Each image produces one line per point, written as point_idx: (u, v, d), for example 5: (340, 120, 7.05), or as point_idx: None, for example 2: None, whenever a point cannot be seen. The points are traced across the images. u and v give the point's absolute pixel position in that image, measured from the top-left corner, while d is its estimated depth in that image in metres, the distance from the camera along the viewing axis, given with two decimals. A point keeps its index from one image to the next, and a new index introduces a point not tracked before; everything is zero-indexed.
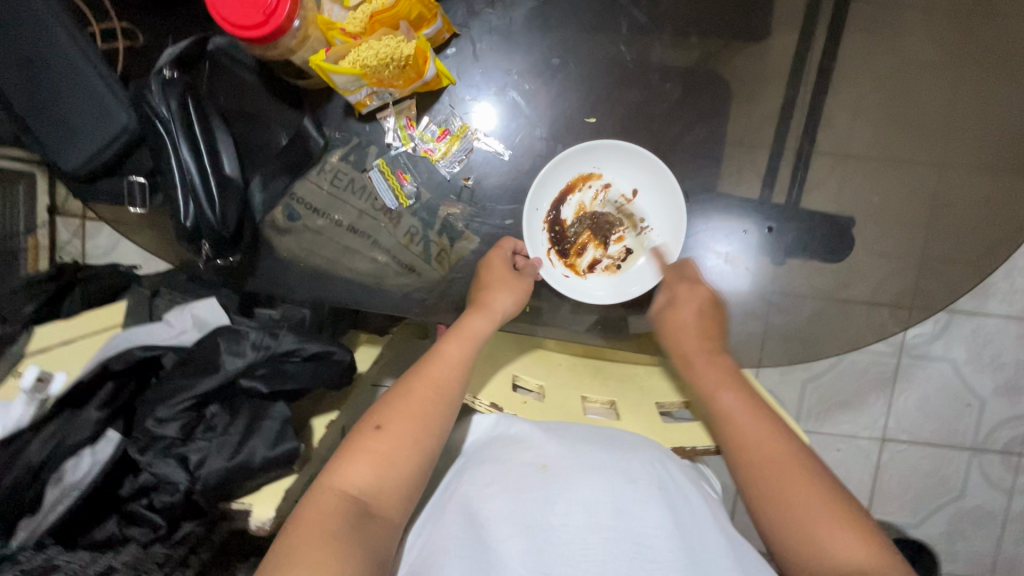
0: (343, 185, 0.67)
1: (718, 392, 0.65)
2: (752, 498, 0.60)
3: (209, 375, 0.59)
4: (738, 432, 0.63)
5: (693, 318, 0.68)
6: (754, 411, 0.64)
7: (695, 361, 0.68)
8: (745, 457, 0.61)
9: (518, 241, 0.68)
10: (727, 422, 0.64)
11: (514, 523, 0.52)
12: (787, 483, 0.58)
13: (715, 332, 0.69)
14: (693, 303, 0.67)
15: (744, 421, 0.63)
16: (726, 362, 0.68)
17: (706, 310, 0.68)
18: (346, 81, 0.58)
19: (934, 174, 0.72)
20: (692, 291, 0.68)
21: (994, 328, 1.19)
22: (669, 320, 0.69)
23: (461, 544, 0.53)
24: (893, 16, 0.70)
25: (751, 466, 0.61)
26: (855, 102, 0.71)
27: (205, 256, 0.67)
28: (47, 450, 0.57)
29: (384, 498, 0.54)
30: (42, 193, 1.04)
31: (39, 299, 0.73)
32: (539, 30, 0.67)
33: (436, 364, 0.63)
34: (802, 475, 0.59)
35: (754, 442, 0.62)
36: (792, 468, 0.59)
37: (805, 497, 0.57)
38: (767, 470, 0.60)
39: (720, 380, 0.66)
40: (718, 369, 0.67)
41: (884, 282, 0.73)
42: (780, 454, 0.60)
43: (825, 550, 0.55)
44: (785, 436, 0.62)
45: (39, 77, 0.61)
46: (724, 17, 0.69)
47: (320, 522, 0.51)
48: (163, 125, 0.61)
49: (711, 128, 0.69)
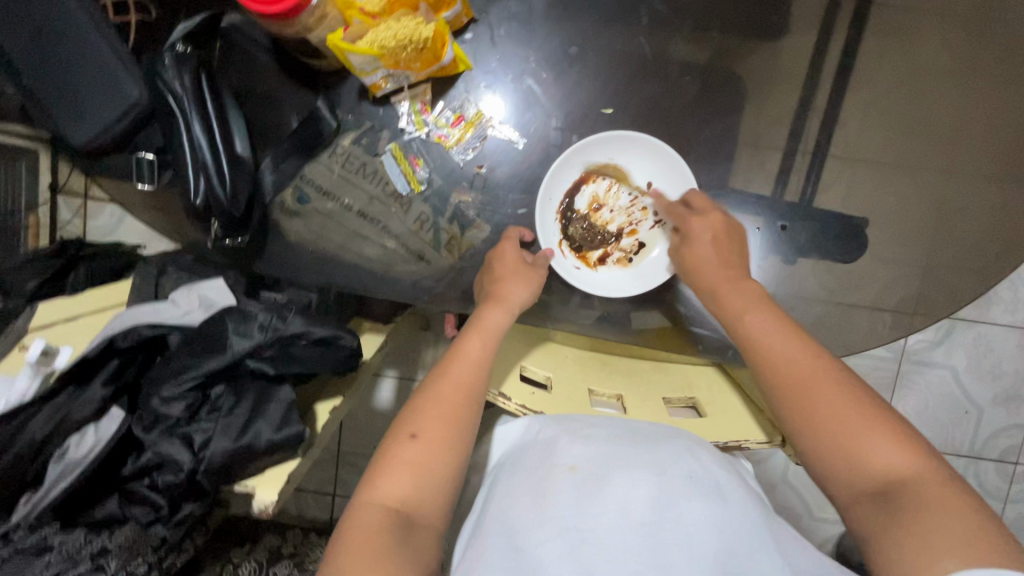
0: (354, 168, 0.67)
1: (747, 311, 0.62)
2: (782, 414, 0.58)
3: (216, 354, 0.58)
4: (767, 353, 0.59)
5: (711, 247, 0.65)
6: (782, 330, 0.60)
7: (722, 289, 0.64)
8: (774, 376, 0.58)
9: (524, 230, 0.67)
10: (755, 345, 0.60)
11: (552, 526, 0.50)
12: (817, 396, 0.55)
13: (736, 252, 0.65)
14: (709, 230, 0.65)
15: (776, 342, 0.59)
16: (754, 287, 0.64)
17: (722, 236, 0.65)
18: (363, 62, 0.58)
19: (948, 178, 0.72)
20: (705, 220, 0.65)
21: (994, 336, 1.20)
22: (686, 257, 0.66)
23: (500, 546, 0.51)
24: (914, 17, 0.69)
25: (780, 384, 0.58)
26: (873, 103, 0.71)
27: (214, 236, 0.66)
28: (50, 425, 0.56)
29: (425, 508, 0.54)
30: (45, 170, 1.02)
31: (42, 277, 0.72)
32: (558, 19, 0.66)
33: (459, 363, 0.61)
34: (830, 388, 0.56)
35: (782, 362, 0.58)
36: (823, 382, 0.56)
37: (838, 411, 0.54)
38: (797, 389, 0.56)
39: (746, 303, 0.62)
40: (746, 292, 0.63)
41: (895, 285, 0.73)
42: (811, 367, 0.57)
43: (860, 459, 0.52)
44: (819, 352, 0.58)
45: (51, 49, 0.60)
46: (744, 12, 0.68)
47: (368, 542, 0.50)
48: (175, 100, 0.59)
49: (728, 123, 0.69)
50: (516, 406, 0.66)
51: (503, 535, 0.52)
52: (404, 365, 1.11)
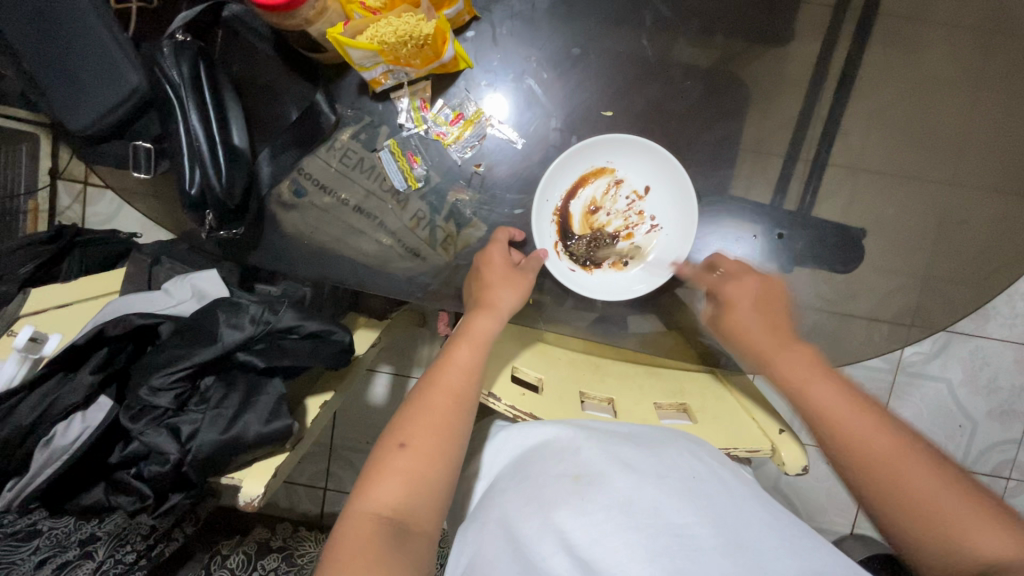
0: (352, 164, 0.67)
1: (809, 384, 0.62)
2: (864, 494, 0.57)
3: (204, 346, 0.58)
4: (840, 425, 0.58)
5: (754, 314, 0.67)
6: (851, 401, 0.60)
7: (774, 357, 0.65)
8: (850, 451, 0.57)
9: (512, 230, 0.67)
10: (824, 418, 0.60)
11: (554, 532, 0.50)
12: (908, 474, 0.55)
13: (778, 316, 0.67)
14: (748, 296, 0.67)
15: (846, 416, 0.59)
16: (812, 356, 0.64)
17: (762, 300, 0.67)
18: (363, 57, 0.57)
19: (948, 191, 0.71)
20: (740, 285, 0.67)
21: (991, 351, 1.20)
22: (726, 323, 0.68)
23: (503, 558, 0.50)
24: (919, 28, 0.69)
25: (856, 460, 0.57)
26: (875, 113, 0.70)
27: (207, 227, 0.64)
28: (37, 412, 0.56)
29: (417, 514, 0.54)
30: (44, 155, 1.02)
31: (36, 261, 0.73)
32: (561, 19, 0.66)
33: (448, 371, 0.61)
34: (914, 462, 0.55)
35: (857, 435, 0.57)
36: (909, 458, 0.56)
37: (929, 487, 0.54)
38: (883, 462, 0.56)
39: (808, 373, 0.62)
40: (797, 360, 0.64)
41: (892, 296, 0.72)
42: (887, 442, 0.57)
43: (960, 541, 0.51)
44: (888, 423, 0.58)
45: (51, 32, 0.60)
46: (749, 18, 0.68)
47: (362, 550, 0.50)
48: (172, 90, 0.59)
49: (729, 129, 0.69)
50: (506, 407, 0.66)
51: (508, 547, 0.51)
52: (399, 361, 1.11)
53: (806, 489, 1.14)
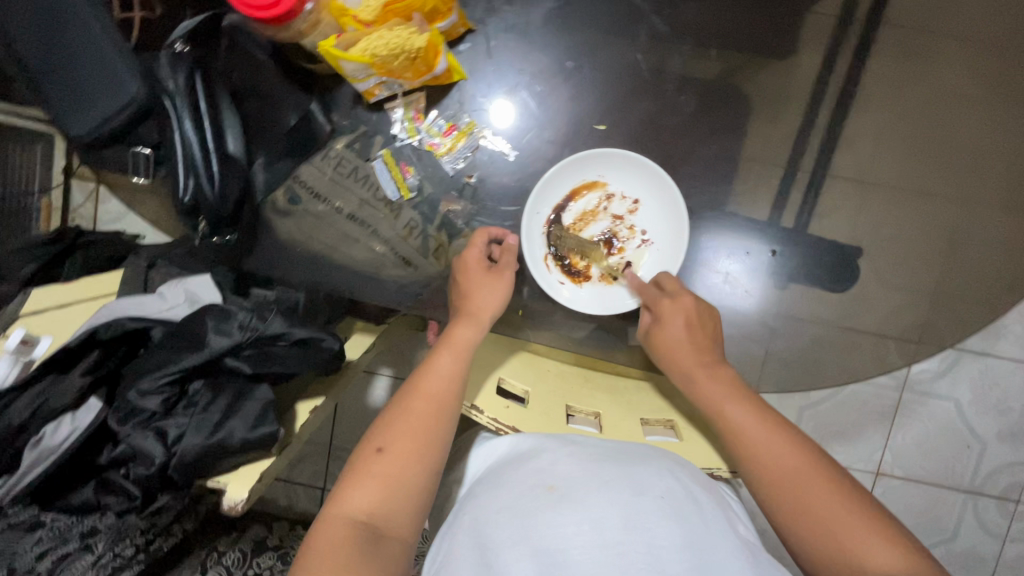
0: (346, 172, 0.67)
1: (727, 403, 0.62)
2: (773, 515, 0.59)
3: (194, 351, 0.59)
4: (756, 446, 0.60)
5: (683, 332, 0.64)
6: (762, 422, 0.61)
7: (698, 376, 0.64)
8: (763, 471, 0.59)
9: (490, 230, 0.67)
10: (738, 438, 0.61)
11: (525, 545, 0.49)
12: (812, 494, 0.57)
13: (707, 338, 0.65)
14: (681, 316, 0.64)
15: (755, 437, 0.60)
16: (728, 372, 0.64)
17: (694, 322, 0.65)
18: (356, 69, 0.58)
19: (952, 209, 0.70)
20: (676, 304, 0.65)
21: (1002, 370, 1.17)
22: (657, 338, 0.66)
23: (472, 566, 0.50)
24: (921, 45, 0.68)
25: (769, 483, 0.59)
26: (875, 129, 0.69)
27: (202, 232, 0.68)
28: (28, 411, 0.58)
29: (393, 517, 0.54)
30: (59, 155, 1.06)
31: (39, 261, 0.75)
32: (556, 32, 0.66)
33: (429, 377, 0.61)
34: (819, 483, 0.57)
35: (767, 458, 0.59)
36: (816, 479, 0.57)
37: (832, 506, 0.56)
38: (790, 484, 0.58)
39: (725, 393, 0.63)
40: (720, 380, 0.64)
41: (891, 315, 0.71)
42: (794, 462, 0.59)
43: (859, 562, 0.53)
44: (799, 444, 0.60)
45: (54, 39, 0.61)
46: (748, 33, 0.67)
47: (333, 554, 0.50)
48: (170, 100, 0.62)
49: (724, 144, 0.68)
50: (488, 419, 0.66)
51: (478, 556, 0.51)
52: (398, 365, 1.12)
53: None
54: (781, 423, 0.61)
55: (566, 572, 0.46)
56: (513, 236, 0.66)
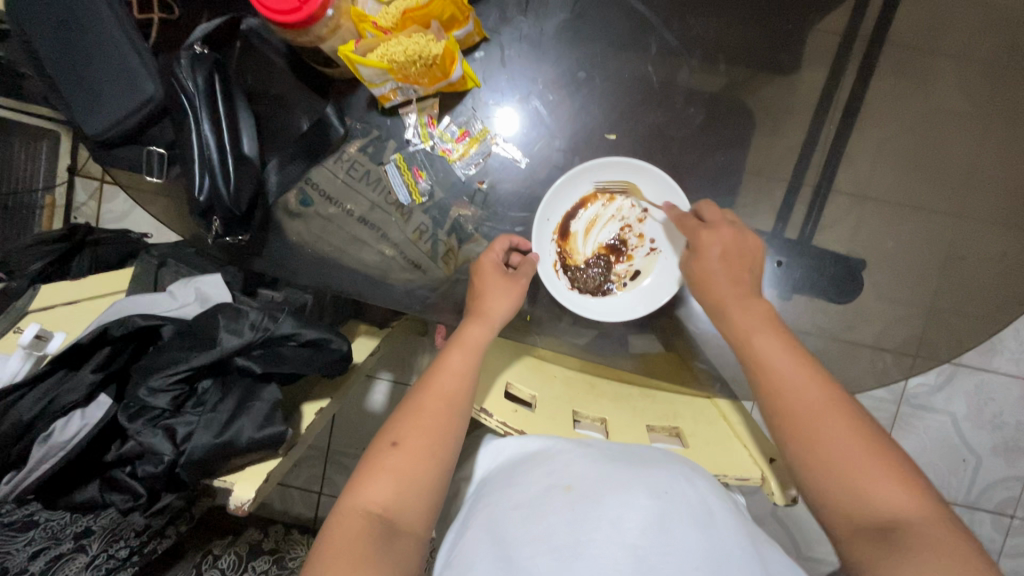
0: (358, 176, 0.68)
1: (754, 333, 0.62)
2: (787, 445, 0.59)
3: (205, 349, 0.59)
4: (776, 377, 0.60)
5: (720, 263, 0.64)
6: (789, 355, 0.61)
7: (728, 305, 0.63)
8: (778, 404, 0.60)
9: (513, 237, 0.67)
10: (761, 371, 0.61)
11: (543, 541, 0.50)
12: (832, 429, 0.57)
13: (746, 271, 0.64)
14: (719, 245, 0.63)
15: (781, 369, 0.60)
16: (762, 305, 0.63)
17: (732, 251, 0.63)
18: (373, 74, 0.59)
19: (952, 225, 0.71)
20: (713, 234, 0.63)
21: (998, 386, 1.19)
22: (696, 269, 0.65)
23: (490, 561, 0.50)
24: (926, 63, 0.69)
25: (790, 414, 0.59)
26: (879, 144, 0.70)
27: (214, 233, 0.66)
28: (38, 407, 0.58)
29: (407, 513, 0.54)
30: (64, 153, 1.07)
31: (47, 258, 0.77)
32: (568, 43, 0.67)
33: (442, 376, 0.61)
34: (836, 420, 0.57)
35: (791, 390, 0.59)
36: (838, 418, 0.57)
37: (848, 445, 0.56)
38: (804, 415, 0.58)
39: (756, 324, 0.62)
40: (755, 309, 0.63)
41: (891, 327, 0.72)
42: (817, 397, 0.59)
43: (865, 498, 0.55)
44: (822, 383, 0.60)
45: (72, 39, 0.62)
46: (756, 48, 0.69)
47: (349, 545, 0.50)
48: (187, 99, 0.61)
49: (731, 156, 0.69)
50: (497, 423, 0.66)
51: (494, 550, 0.51)
52: (399, 368, 1.12)
53: (806, 518, 1.11)
54: (808, 361, 0.61)
55: (585, 567, 0.47)
56: (534, 252, 0.67)
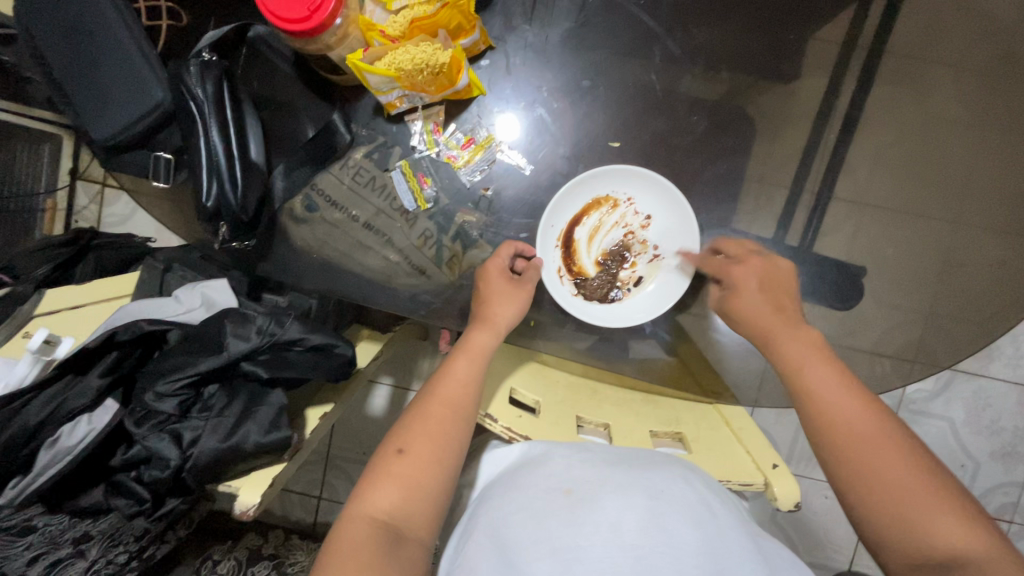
0: (363, 182, 0.68)
1: (803, 363, 0.59)
2: (837, 477, 0.55)
3: (212, 354, 0.60)
4: (828, 406, 0.56)
5: (762, 296, 0.64)
6: (841, 382, 0.57)
7: (776, 335, 0.62)
8: (829, 432, 0.56)
9: (517, 244, 0.67)
10: (810, 399, 0.58)
11: (545, 545, 0.50)
12: (886, 461, 0.53)
13: (786, 300, 0.64)
14: (754, 278, 0.65)
15: (831, 397, 0.57)
16: (811, 336, 0.61)
17: (769, 282, 0.65)
18: (380, 82, 0.59)
19: (950, 232, 0.72)
20: (745, 267, 0.66)
21: (996, 391, 1.20)
22: (730, 306, 0.66)
23: (493, 566, 0.50)
24: (925, 72, 0.70)
25: (843, 444, 0.55)
26: (878, 153, 0.71)
27: (221, 238, 0.66)
28: (45, 411, 0.58)
29: (411, 517, 0.54)
30: (66, 157, 1.06)
31: (52, 264, 0.76)
32: (572, 51, 0.68)
33: (446, 382, 0.62)
34: (893, 450, 0.53)
35: (845, 419, 0.55)
36: (894, 449, 0.53)
37: (902, 478, 0.52)
38: (861, 444, 0.54)
39: (802, 353, 0.60)
40: (800, 341, 0.61)
41: (891, 334, 0.73)
42: (870, 425, 0.55)
43: (924, 534, 0.50)
44: (875, 412, 0.56)
45: (82, 45, 0.63)
46: (757, 57, 0.70)
47: (355, 552, 0.50)
48: (197, 106, 0.61)
49: (733, 164, 0.70)
50: (502, 428, 0.66)
51: (498, 555, 0.51)
52: (400, 373, 1.12)
53: (806, 524, 1.12)
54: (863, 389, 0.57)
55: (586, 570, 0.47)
56: (539, 258, 0.68)
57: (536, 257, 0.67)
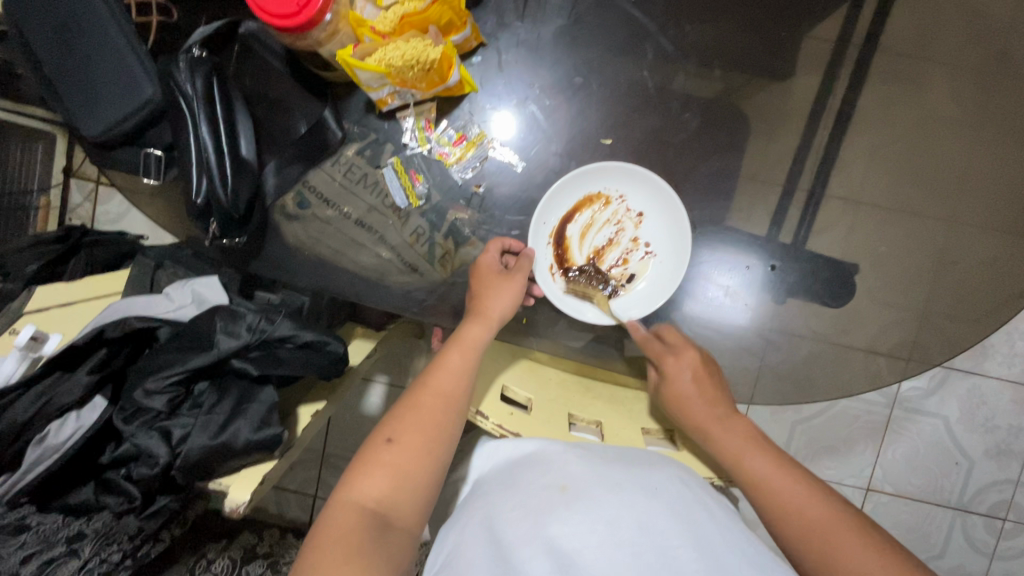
0: (355, 179, 0.68)
1: (745, 455, 0.65)
2: (809, 567, 0.60)
3: (202, 351, 0.60)
4: (776, 496, 0.62)
5: (693, 384, 0.67)
6: (781, 470, 0.64)
7: (709, 430, 0.67)
8: (783, 519, 0.62)
9: (505, 240, 0.68)
10: (758, 488, 0.64)
11: (538, 539, 0.50)
12: (842, 542, 0.58)
13: (716, 388, 0.67)
14: (688, 370, 0.67)
15: (778, 486, 0.63)
16: (743, 424, 0.67)
17: (701, 371, 0.67)
18: (370, 78, 0.59)
19: (943, 230, 0.72)
20: (679, 361, 0.67)
21: (990, 389, 1.20)
22: (669, 393, 0.68)
23: (486, 559, 0.50)
24: (917, 70, 0.70)
25: (797, 529, 0.61)
26: (872, 151, 0.71)
27: (211, 235, 0.67)
28: (33, 409, 0.58)
29: (400, 508, 0.54)
30: (59, 154, 1.06)
31: (43, 260, 0.76)
32: (565, 48, 0.68)
33: (439, 374, 0.62)
34: (844, 530, 0.59)
35: (792, 508, 0.61)
36: (844, 531, 0.59)
37: (861, 558, 0.57)
38: (813, 528, 0.60)
39: (740, 445, 0.66)
40: (737, 431, 0.66)
41: (884, 332, 0.73)
42: (817, 510, 0.61)
43: None
44: (818, 493, 0.62)
45: (73, 42, 0.63)
46: (750, 54, 0.70)
47: (343, 538, 0.50)
48: (186, 102, 0.61)
49: (726, 161, 0.70)
50: (493, 426, 0.67)
51: (491, 549, 0.51)
52: (395, 371, 1.12)
53: None
54: (802, 474, 0.64)
55: (581, 566, 0.47)
56: (530, 247, 0.67)
57: (525, 248, 0.68)
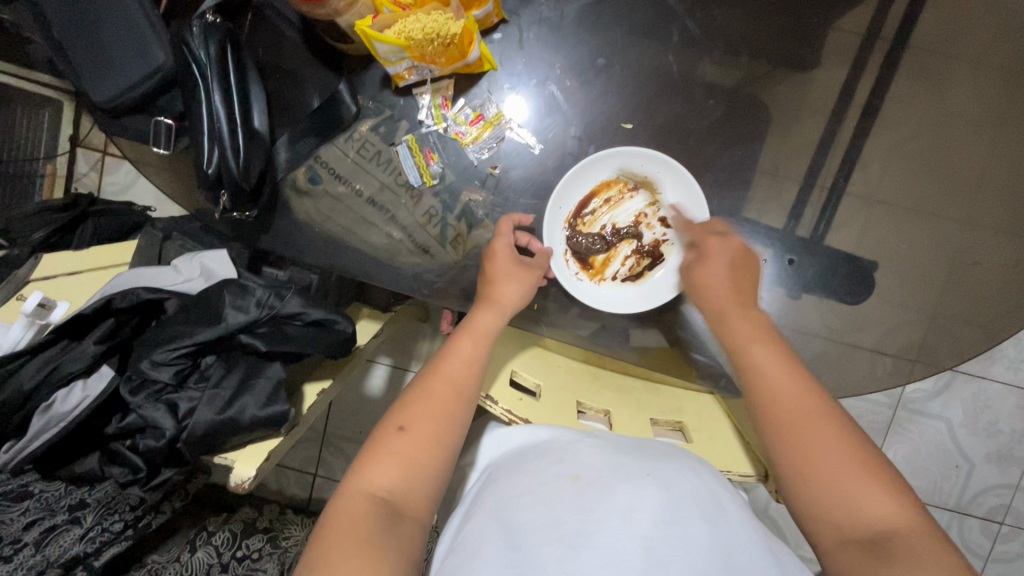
0: (369, 156, 0.67)
1: (752, 342, 0.61)
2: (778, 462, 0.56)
3: (210, 324, 0.59)
4: (771, 386, 0.57)
5: (726, 271, 0.64)
6: (784, 360, 0.59)
7: (729, 313, 0.63)
8: (772, 406, 0.57)
9: (513, 216, 0.66)
10: (755, 377, 0.59)
11: (550, 527, 0.49)
12: (816, 436, 0.54)
13: (745, 278, 0.65)
14: (726, 254, 0.65)
15: (775, 375, 0.58)
16: (761, 318, 0.63)
17: (738, 261, 0.65)
18: (389, 51, 0.57)
19: (963, 231, 0.71)
20: (723, 243, 0.65)
21: (995, 394, 1.19)
22: (696, 277, 0.66)
23: (496, 545, 0.50)
24: (948, 64, 0.68)
25: (776, 416, 0.56)
26: (896, 146, 0.70)
27: (222, 207, 0.65)
28: (38, 376, 0.58)
29: (410, 497, 0.53)
30: (67, 123, 1.06)
31: (51, 227, 0.76)
32: (587, 28, 0.66)
33: (449, 362, 0.61)
34: (828, 426, 0.55)
35: (781, 395, 0.57)
36: (823, 422, 0.55)
37: (833, 451, 0.53)
38: (797, 421, 0.55)
39: (753, 333, 0.61)
40: (751, 321, 0.62)
41: (895, 331, 0.72)
42: (808, 404, 0.56)
43: (850, 508, 0.51)
44: (812, 387, 0.58)
45: (81, 3, 0.61)
46: (777, 42, 0.68)
47: (353, 527, 0.50)
48: (198, 68, 0.59)
49: (747, 151, 0.68)
50: (502, 410, 0.66)
51: (500, 536, 0.50)
52: (399, 354, 1.12)
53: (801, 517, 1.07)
54: (802, 369, 0.59)
55: (592, 557, 0.46)
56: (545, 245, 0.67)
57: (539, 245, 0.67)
